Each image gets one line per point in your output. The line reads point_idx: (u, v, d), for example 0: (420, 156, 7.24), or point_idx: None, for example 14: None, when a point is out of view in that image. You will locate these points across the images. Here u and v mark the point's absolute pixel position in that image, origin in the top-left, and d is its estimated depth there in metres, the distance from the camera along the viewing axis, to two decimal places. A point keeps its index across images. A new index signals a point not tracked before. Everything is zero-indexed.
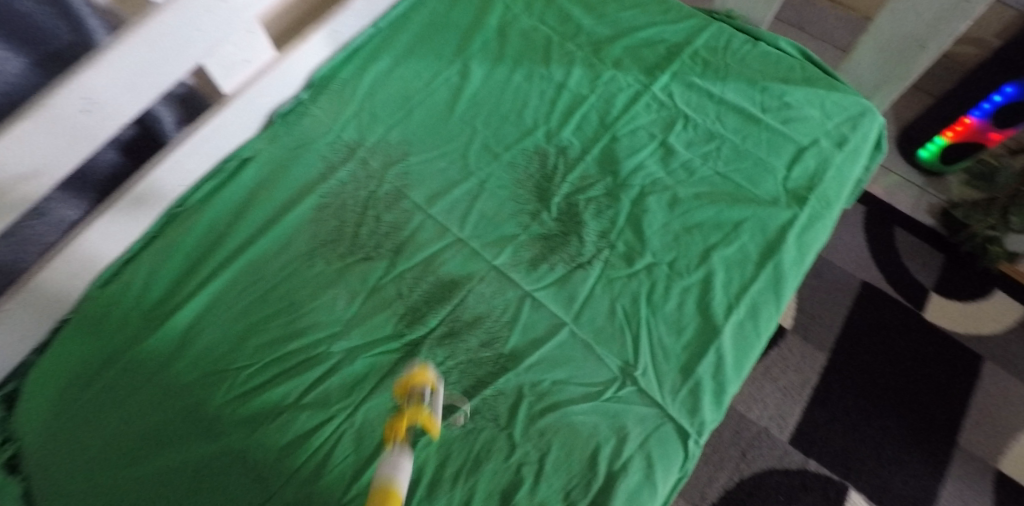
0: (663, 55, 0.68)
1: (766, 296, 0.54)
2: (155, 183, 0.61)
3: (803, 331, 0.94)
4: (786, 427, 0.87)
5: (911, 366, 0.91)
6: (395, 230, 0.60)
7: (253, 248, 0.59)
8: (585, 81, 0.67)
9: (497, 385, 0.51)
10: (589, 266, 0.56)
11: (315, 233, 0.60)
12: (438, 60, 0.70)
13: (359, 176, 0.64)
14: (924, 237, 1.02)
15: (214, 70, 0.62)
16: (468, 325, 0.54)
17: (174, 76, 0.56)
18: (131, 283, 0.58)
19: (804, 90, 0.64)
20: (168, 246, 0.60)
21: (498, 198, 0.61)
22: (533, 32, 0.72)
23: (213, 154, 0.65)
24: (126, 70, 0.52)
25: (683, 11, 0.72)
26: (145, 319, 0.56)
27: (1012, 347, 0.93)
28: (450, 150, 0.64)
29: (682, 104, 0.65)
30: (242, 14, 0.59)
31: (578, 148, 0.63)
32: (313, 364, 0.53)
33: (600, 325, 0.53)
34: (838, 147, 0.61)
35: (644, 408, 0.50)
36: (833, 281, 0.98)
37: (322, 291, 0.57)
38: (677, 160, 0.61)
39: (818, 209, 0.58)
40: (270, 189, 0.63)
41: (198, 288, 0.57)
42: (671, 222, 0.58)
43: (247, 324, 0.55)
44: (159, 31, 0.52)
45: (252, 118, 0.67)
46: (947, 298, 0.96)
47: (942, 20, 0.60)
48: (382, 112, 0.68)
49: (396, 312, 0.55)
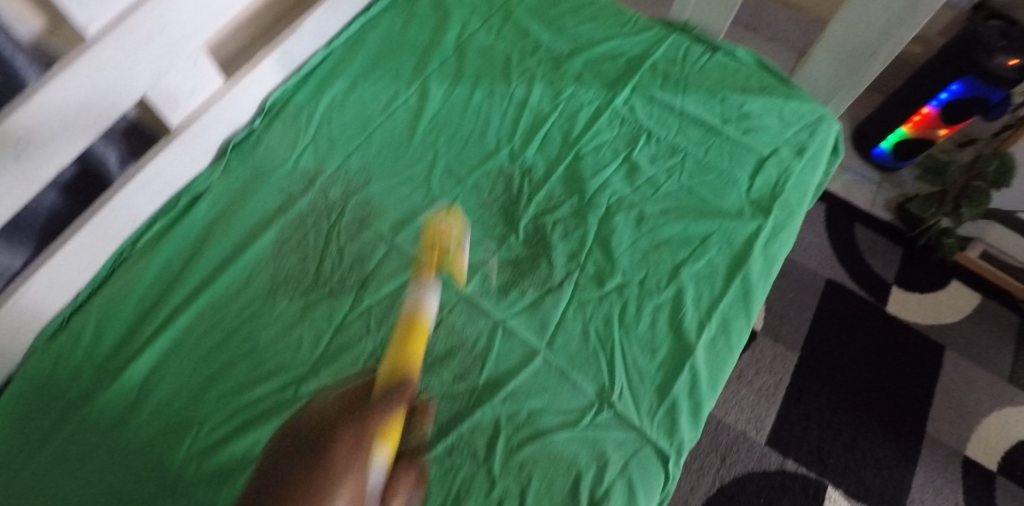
0: (623, 68, 0.68)
1: (737, 310, 0.54)
2: (102, 228, 0.56)
3: (773, 333, 0.96)
4: (763, 429, 0.88)
5: (876, 359, 0.93)
6: (360, 262, 0.58)
7: (210, 289, 0.56)
8: (546, 98, 0.66)
9: (473, 419, 0.49)
10: (559, 289, 0.55)
11: (276, 270, 0.58)
12: (395, 81, 0.69)
13: (319, 206, 0.61)
14: (883, 231, 1.05)
15: (160, 104, 0.58)
16: (440, 358, 0.52)
17: (113, 111, 0.52)
18: (81, 334, 0.55)
19: (762, 99, 0.65)
20: (118, 294, 0.56)
21: (465, 224, 0.59)
22: (492, 50, 0.71)
23: (164, 192, 0.62)
24: (59, 109, 0.48)
25: (640, 22, 0.72)
26: (97, 373, 0.53)
27: (969, 334, 0.97)
28: (412, 176, 0.63)
29: (644, 119, 0.65)
30: (187, 43, 0.56)
31: (542, 168, 0.62)
32: (281, 410, 0.51)
33: (573, 350, 0.52)
34: (798, 155, 0.62)
35: (622, 433, 0.49)
36: (799, 280, 1.00)
37: (287, 332, 0.55)
38: (642, 176, 0.61)
39: (782, 219, 0.58)
40: (225, 226, 0.60)
41: (153, 336, 0.54)
42: (639, 239, 0.57)
43: (208, 373, 0.53)
44: (93, 65, 0.49)
45: (203, 151, 0.64)
46: (907, 291, 1.00)
47: (891, 27, 0.62)
48: (340, 137, 0.66)
49: (365, 350, 0.54)
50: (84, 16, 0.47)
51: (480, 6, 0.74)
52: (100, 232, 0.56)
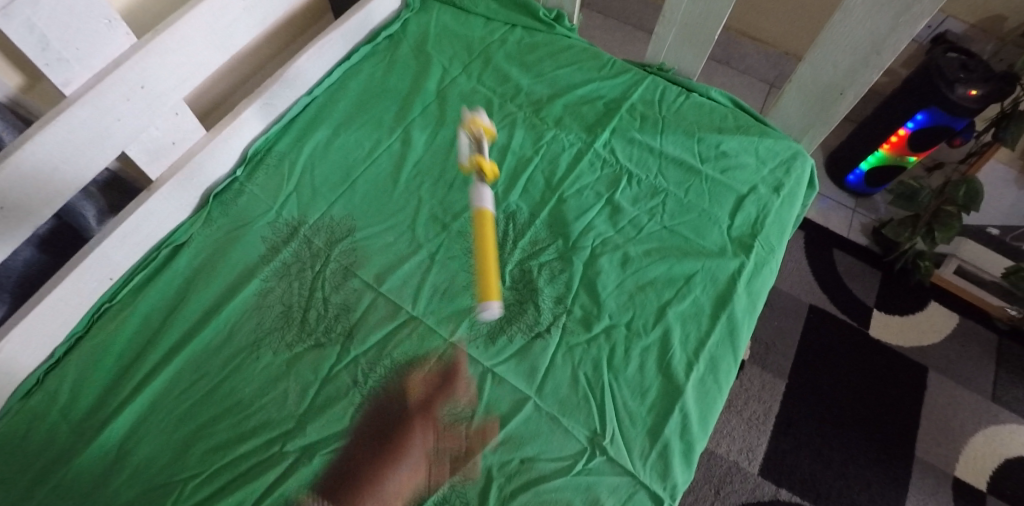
0: (602, 111, 0.70)
1: (723, 349, 0.55)
2: (80, 281, 0.55)
3: (760, 361, 0.97)
4: (755, 459, 0.88)
5: (862, 383, 0.95)
6: (345, 311, 0.57)
7: (192, 344, 0.55)
8: (528, 142, 0.68)
9: (465, 471, 0.49)
10: (547, 334, 0.55)
11: (260, 321, 0.57)
12: (378, 128, 0.69)
13: (303, 255, 0.61)
14: (860, 256, 1.07)
15: (138, 157, 0.58)
16: (430, 408, 0.52)
17: (93, 168, 0.52)
18: (58, 393, 0.53)
19: (737, 138, 0.67)
20: (96, 350, 0.55)
21: (451, 271, 0.60)
22: (473, 95, 0.72)
23: (143, 244, 0.61)
24: (37, 169, 0.47)
25: (617, 65, 0.74)
26: (73, 434, 0.51)
27: (950, 354, 0.98)
28: (397, 222, 0.63)
29: (624, 160, 0.66)
30: (168, 98, 0.56)
31: (526, 211, 0.63)
32: (267, 467, 0.49)
33: (564, 396, 0.52)
34: (776, 192, 0.63)
35: (616, 478, 0.49)
36: (782, 307, 1.02)
37: (271, 386, 0.53)
38: (624, 217, 0.62)
39: (763, 255, 0.59)
40: (207, 278, 0.59)
41: (133, 394, 0.52)
42: (625, 281, 0.58)
43: (190, 430, 0.51)
44: (72, 124, 0.48)
45: (185, 201, 0.63)
46: (887, 314, 1.02)
47: (857, 68, 0.65)
48: (324, 185, 0.65)
49: (352, 401, 0.52)
50: (60, 75, 0.48)
51: (460, 53, 0.75)
52: (78, 285, 0.55)
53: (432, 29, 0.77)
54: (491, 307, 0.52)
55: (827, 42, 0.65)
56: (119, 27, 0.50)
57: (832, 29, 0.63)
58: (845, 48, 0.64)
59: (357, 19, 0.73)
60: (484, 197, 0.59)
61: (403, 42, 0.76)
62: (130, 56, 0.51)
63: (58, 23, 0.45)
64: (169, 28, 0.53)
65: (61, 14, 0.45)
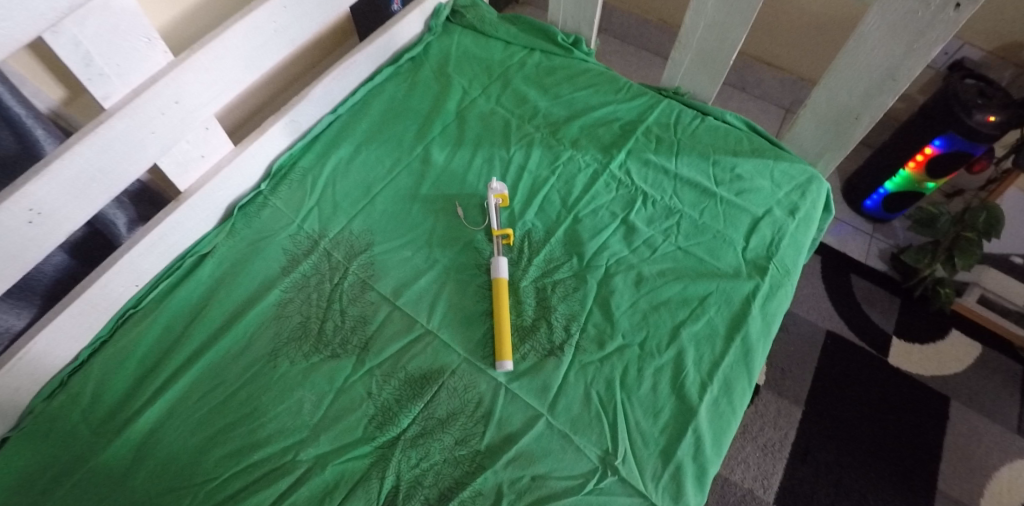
0: (617, 133, 0.71)
1: (738, 371, 0.54)
2: (107, 287, 0.57)
3: (776, 387, 0.96)
4: (770, 486, 0.87)
5: (882, 412, 0.93)
6: (361, 324, 0.58)
7: (211, 351, 0.56)
8: (544, 162, 0.69)
9: (475, 486, 0.49)
10: (561, 352, 0.55)
11: (278, 331, 0.58)
12: (398, 146, 0.71)
13: (322, 268, 0.62)
14: (878, 282, 1.06)
15: (169, 168, 0.60)
16: (442, 422, 0.52)
17: (128, 178, 0.54)
18: (80, 394, 0.54)
19: (752, 161, 0.67)
20: (118, 354, 0.56)
21: (465, 287, 0.60)
22: (491, 116, 0.74)
23: (168, 253, 0.62)
24: (74, 178, 0.50)
25: (633, 89, 0.75)
26: (94, 435, 0.52)
27: (973, 385, 0.96)
28: (414, 238, 0.64)
29: (639, 181, 0.67)
30: (200, 113, 0.58)
31: (542, 230, 0.64)
32: (281, 475, 0.50)
33: (576, 414, 0.52)
34: (791, 215, 0.63)
35: (627, 499, 0.48)
36: (799, 332, 1.01)
37: (287, 395, 0.54)
38: (639, 237, 0.62)
39: (779, 278, 0.59)
40: (228, 288, 0.60)
41: (153, 397, 0.54)
42: (638, 300, 0.58)
43: (205, 436, 0.52)
44: (109, 135, 0.51)
45: (211, 212, 0.65)
46: (907, 342, 1.00)
47: (872, 93, 0.65)
48: (344, 201, 0.67)
49: (366, 412, 0.53)
50: (101, 89, 0.50)
51: (479, 75, 0.77)
52: (104, 291, 0.57)
53: (453, 52, 0.80)
54: (504, 363, 0.54)
55: (842, 68, 0.66)
56: (157, 45, 0.53)
57: (847, 55, 0.64)
58: (860, 73, 0.65)
59: (381, 42, 0.76)
60: (501, 263, 0.60)
61: (424, 64, 0.79)
62: (167, 72, 0.53)
63: (102, 40, 0.48)
64: (204, 47, 0.55)
65: (105, 33, 0.48)
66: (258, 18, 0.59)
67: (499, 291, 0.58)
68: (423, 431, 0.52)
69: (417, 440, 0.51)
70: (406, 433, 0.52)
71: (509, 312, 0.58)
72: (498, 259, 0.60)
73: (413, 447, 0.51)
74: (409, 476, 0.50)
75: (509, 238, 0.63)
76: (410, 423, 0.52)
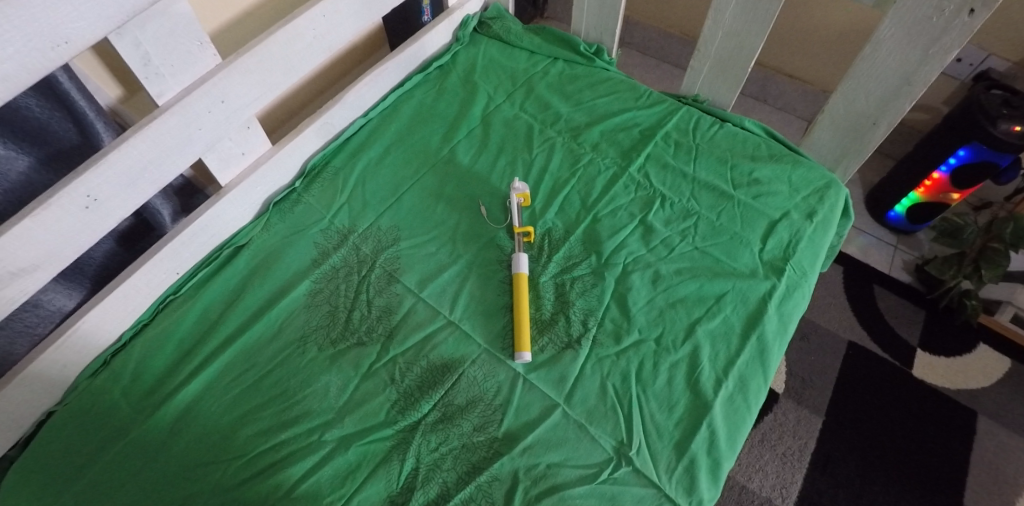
0: (637, 138, 0.73)
1: (754, 369, 0.55)
2: (152, 273, 0.61)
3: (796, 396, 0.95)
4: (789, 496, 0.86)
5: (906, 426, 0.91)
6: (387, 313, 0.61)
7: (244, 336, 0.59)
8: (565, 164, 0.71)
9: (492, 471, 0.50)
10: (578, 346, 0.57)
11: (308, 319, 0.60)
12: (426, 147, 0.75)
13: (351, 261, 0.65)
14: (903, 294, 1.05)
15: (213, 164, 0.64)
16: (462, 409, 0.54)
17: (176, 171, 0.58)
18: (122, 372, 0.58)
19: (770, 166, 0.68)
20: (158, 337, 0.60)
21: (487, 281, 0.63)
22: (515, 120, 0.77)
23: (208, 244, 0.66)
24: (126, 168, 0.54)
25: (653, 96, 0.77)
26: (135, 409, 0.55)
27: (1002, 401, 0.94)
28: (438, 234, 0.67)
29: (658, 184, 0.68)
30: (243, 112, 0.62)
31: (561, 229, 0.66)
32: (305, 454, 0.52)
33: (591, 405, 0.53)
34: (809, 219, 0.64)
35: (641, 489, 0.49)
36: (820, 342, 1.00)
37: (314, 379, 0.57)
38: (657, 237, 0.64)
39: (795, 280, 0.60)
40: (262, 278, 0.64)
41: (190, 376, 0.57)
42: (655, 297, 0.60)
43: (237, 415, 0.55)
44: (160, 130, 0.55)
45: (248, 205, 0.69)
46: (933, 355, 0.98)
47: (889, 99, 0.67)
48: (373, 198, 0.70)
49: (389, 397, 0.55)
50: (156, 87, 0.55)
51: (504, 82, 0.81)
52: (149, 277, 0.61)
53: (479, 61, 0.83)
54: (524, 355, 0.56)
55: (858, 74, 0.68)
56: (208, 49, 0.57)
57: (862, 61, 0.67)
58: (878, 79, 0.67)
59: (410, 51, 0.80)
60: (521, 257, 0.62)
61: (452, 72, 0.82)
62: (215, 74, 0.57)
63: (160, 42, 0.52)
64: (250, 51, 0.60)
65: (163, 36, 0.52)
66: (299, 25, 0.63)
67: (519, 285, 0.60)
68: (444, 417, 0.54)
69: (437, 425, 0.53)
70: (426, 418, 0.54)
71: (528, 306, 0.60)
72: (518, 254, 0.62)
73: (434, 431, 0.53)
74: (428, 459, 0.51)
75: (529, 236, 0.65)
76: (430, 409, 0.54)
